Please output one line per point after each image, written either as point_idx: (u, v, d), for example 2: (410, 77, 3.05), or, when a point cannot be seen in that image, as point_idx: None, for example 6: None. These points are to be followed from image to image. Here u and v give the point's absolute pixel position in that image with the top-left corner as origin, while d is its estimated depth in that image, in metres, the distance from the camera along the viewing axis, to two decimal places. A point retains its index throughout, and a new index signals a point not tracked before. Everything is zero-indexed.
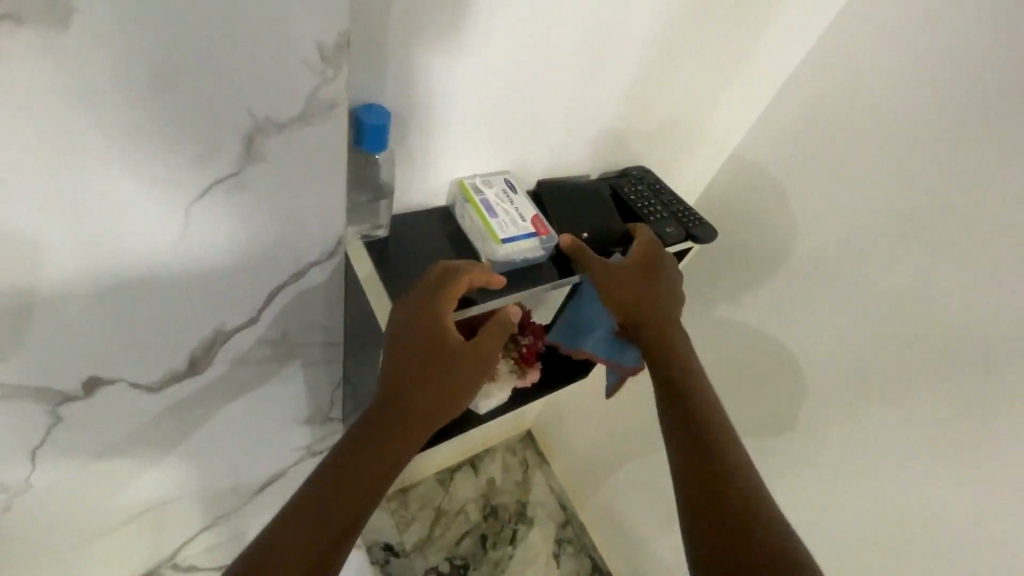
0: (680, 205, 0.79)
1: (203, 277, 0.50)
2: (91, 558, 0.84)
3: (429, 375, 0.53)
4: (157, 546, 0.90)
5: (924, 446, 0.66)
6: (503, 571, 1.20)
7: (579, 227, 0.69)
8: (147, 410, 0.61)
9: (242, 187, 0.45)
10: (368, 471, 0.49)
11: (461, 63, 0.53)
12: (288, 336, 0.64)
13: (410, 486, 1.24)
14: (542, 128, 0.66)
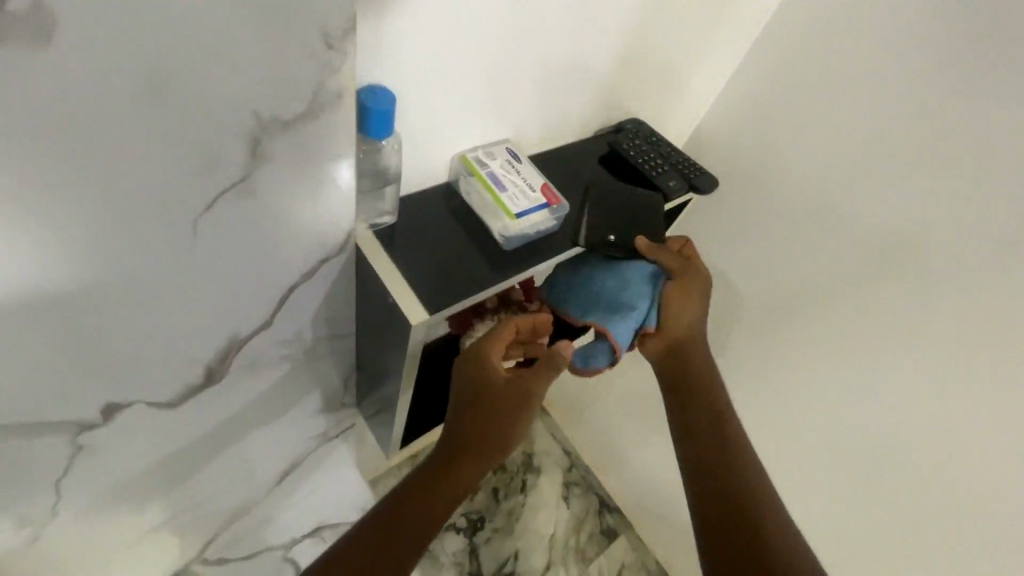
0: (678, 156, 0.78)
1: (215, 289, 0.48)
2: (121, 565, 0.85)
3: (482, 412, 0.56)
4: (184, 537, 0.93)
5: None
6: (518, 519, 1.23)
7: (602, 228, 0.65)
8: (167, 424, 0.60)
9: (249, 193, 0.43)
10: (427, 498, 0.56)
11: (462, 59, 0.51)
12: (301, 334, 0.63)
13: (419, 451, 1.24)
14: (540, 107, 0.65)
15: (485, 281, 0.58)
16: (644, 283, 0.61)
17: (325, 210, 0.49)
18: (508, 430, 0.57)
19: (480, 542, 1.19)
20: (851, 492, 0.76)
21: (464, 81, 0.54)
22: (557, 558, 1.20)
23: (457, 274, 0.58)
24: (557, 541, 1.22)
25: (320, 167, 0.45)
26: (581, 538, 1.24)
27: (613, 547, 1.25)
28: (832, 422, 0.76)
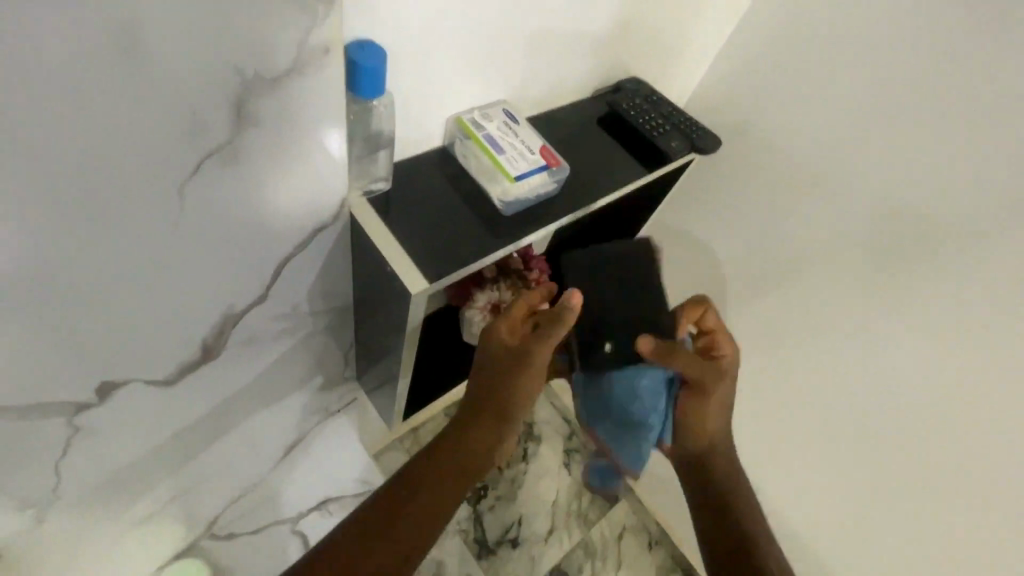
0: (680, 115, 0.76)
1: (207, 263, 0.46)
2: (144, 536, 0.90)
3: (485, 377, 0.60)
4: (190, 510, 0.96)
5: None
6: (521, 486, 1.24)
7: (602, 338, 0.64)
8: (164, 406, 0.59)
9: (235, 158, 0.40)
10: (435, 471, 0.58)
11: (458, 61, 0.52)
12: (298, 308, 0.61)
13: (421, 424, 1.26)
14: (530, 93, 0.65)
15: (486, 248, 0.57)
16: (659, 402, 0.63)
17: (318, 175, 0.47)
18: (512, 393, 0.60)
19: (484, 509, 1.20)
20: (849, 457, 0.77)
21: (459, 80, 0.55)
22: (560, 523, 1.23)
23: (456, 243, 0.56)
24: (559, 506, 1.24)
25: (309, 128, 0.43)
26: (583, 503, 1.26)
27: (614, 510, 1.27)
28: (833, 385, 0.76)
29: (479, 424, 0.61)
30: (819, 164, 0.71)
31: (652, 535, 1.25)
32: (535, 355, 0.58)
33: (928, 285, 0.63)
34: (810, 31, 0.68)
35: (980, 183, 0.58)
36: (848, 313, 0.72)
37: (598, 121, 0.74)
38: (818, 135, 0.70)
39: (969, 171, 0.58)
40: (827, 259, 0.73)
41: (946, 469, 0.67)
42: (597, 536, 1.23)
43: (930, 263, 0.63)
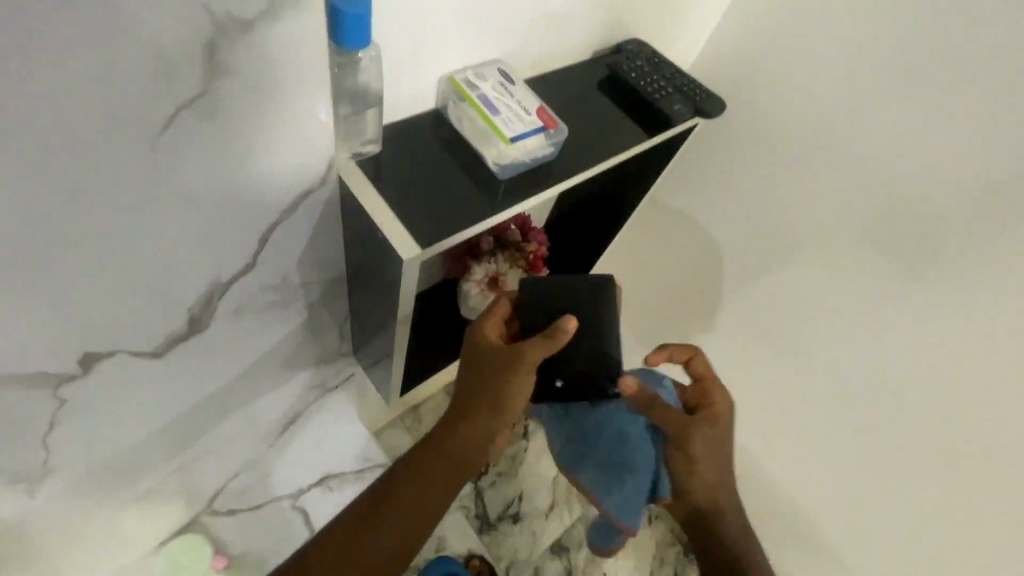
0: (683, 78, 0.73)
1: (188, 225, 0.44)
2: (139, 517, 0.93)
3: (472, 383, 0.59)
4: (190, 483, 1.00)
5: (921, 293, 0.69)
6: (522, 463, 1.24)
7: (552, 373, 0.62)
8: (154, 377, 0.58)
9: (212, 111, 0.38)
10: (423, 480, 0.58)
11: (453, 24, 0.50)
12: (288, 279, 0.60)
13: (422, 402, 1.26)
14: (524, 59, 0.62)
15: (482, 214, 0.55)
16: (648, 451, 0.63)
17: (299, 134, 0.46)
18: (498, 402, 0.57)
19: (484, 486, 1.20)
20: (849, 426, 0.80)
21: (452, 44, 0.52)
22: (560, 498, 1.23)
23: (451, 208, 0.54)
24: (559, 482, 1.24)
25: (290, 83, 0.41)
26: None
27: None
28: (839, 356, 0.79)
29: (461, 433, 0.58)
30: (831, 137, 0.73)
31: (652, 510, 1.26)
32: (525, 358, 0.56)
33: (929, 277, 0.68)
34: (842, 2, 0.67)
35: (992, 175, 0.61)
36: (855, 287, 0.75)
37: (598, 84, 0.71)
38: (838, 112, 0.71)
39: (985, 165, 0.61)
40: (837, 234, 0.75)
41: (938, 449, 0.72)
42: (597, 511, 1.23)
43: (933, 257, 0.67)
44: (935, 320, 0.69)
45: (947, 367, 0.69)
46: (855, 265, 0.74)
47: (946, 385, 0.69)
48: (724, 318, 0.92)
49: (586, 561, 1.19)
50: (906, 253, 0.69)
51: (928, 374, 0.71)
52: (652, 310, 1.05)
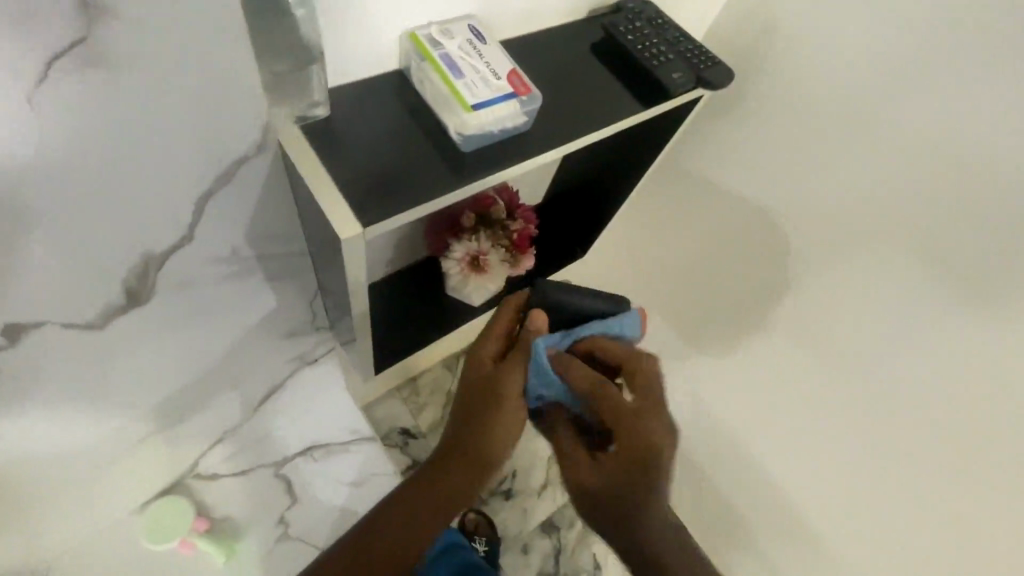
0: (688, 42, 0.65)
1: (100, 193, 0.41)
2: (117, 477, 0.93)
3: (471, 408, 0.62)
4: (176, 449, 0.99)
5: (943, 291, 0.62)
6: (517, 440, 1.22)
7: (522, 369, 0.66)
8: (98, 350, 0.55)
9: (100, 65, 0.34)
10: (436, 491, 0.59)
11: None
12: (239, 251, 0.56)
13: (419, 374, 1.28)
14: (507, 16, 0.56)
15: (438, 189, 0.49)
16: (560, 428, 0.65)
17: (226, 99, 0.41)
18: (493, 423, 0.61)
19: None
20: (853, 433, 0.74)
21: None
22: (553, 479, 1.20)
23: (403, 182, 0.49)
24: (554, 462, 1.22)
25: (203, 44, 0.37)
26: None
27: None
28: (843, 357, 0.73)
29: (463, 457, 0.60)
30: (844, 123, 0.67)
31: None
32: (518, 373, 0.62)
33: (936, 281, 0.62)
34: None
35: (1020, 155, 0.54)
36: (860, 285, 0.70)
37: (592, 47, 0.64)
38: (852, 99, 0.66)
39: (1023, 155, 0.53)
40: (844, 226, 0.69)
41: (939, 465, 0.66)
42: None
43: (939, 261, 0.62)
44: (935, 329, 0.63)
45: (943, 381, 0.64)
46: (867, 262, 0.68)
47: (945, 401, 0.64)
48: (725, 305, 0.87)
49: (574, 544, 1.16)
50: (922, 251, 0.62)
51: (925, 385, 0.66)
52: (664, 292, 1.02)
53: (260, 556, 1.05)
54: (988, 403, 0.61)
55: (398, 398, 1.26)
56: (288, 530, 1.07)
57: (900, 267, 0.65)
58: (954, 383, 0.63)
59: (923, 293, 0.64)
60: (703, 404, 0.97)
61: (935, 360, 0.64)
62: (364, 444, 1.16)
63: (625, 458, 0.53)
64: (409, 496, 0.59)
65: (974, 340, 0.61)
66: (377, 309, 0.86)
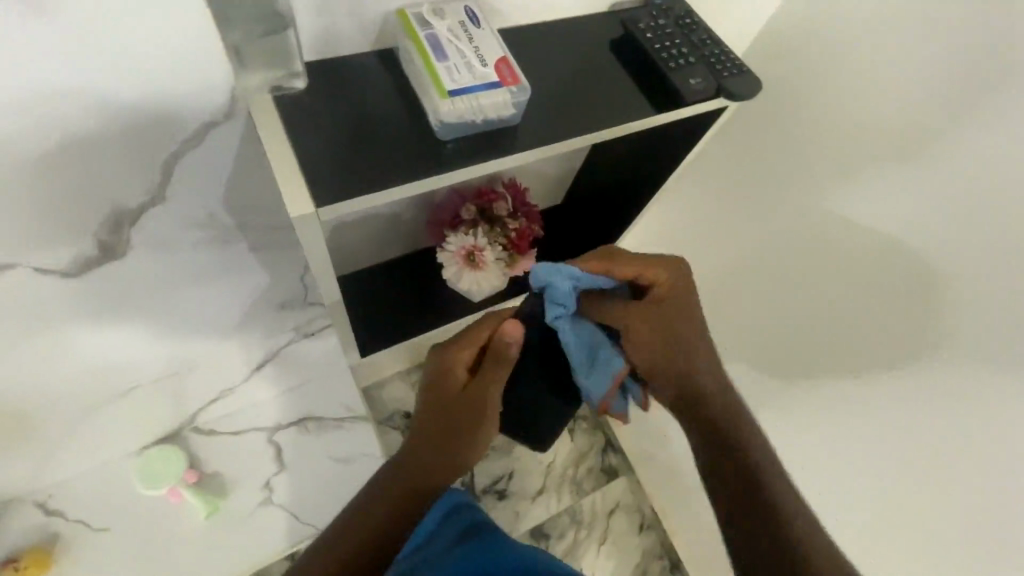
0: (716, 46, 0.60)
1: (57, 145, 0.42)
2: (119, 420, 0.97)
3: (452, 415, 0.61)
4: (177, 403, 1.03)
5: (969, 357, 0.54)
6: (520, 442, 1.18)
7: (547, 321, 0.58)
8: (76, 297, 0.58)
9: (45, 19, 0.34)
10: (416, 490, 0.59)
11: None
12: (216, 218, 0.57)
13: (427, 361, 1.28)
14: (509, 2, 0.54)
15: (403, 176, 0.47)
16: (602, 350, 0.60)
17: (182, 63, 0.41)
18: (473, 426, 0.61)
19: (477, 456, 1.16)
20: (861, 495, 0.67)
21: None
22: (551, 485, 1.17)
23: (367, 166, 0.46)
24: (553, 470, 1.19)
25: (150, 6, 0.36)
26: (579, 471, 1.20)
27: (611, 485, 1.20)
28: (854, 408, 0.66)
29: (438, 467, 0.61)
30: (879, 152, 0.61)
31: (644, 518, 1.18)
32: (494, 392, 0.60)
33: (956, 342, 0.54)
34: None
35: None
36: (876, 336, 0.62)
37: (609, 43, 0.60)
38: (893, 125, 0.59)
39: None
40: (864, 268, 0.62)
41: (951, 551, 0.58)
42: (586, 506, 1.17)
43: (966, 320, 0.53)
44: (952, 396, 0.56)
45: (958, 455, 0.56)
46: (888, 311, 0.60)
47: (960, 479, 0.56)
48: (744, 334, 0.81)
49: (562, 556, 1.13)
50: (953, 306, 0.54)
51: (939, 455, 0.58)
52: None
53: (242, 516, 1.07)
54: (1011, 486, 0.52)
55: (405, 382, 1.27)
56: (271, 497, 1.09)
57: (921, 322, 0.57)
58: (973, 458, 0.55)
59: (946, 356, 0.56)
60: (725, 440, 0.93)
61: (953, 426, 0.56)
62: (360, 423, 1.16)
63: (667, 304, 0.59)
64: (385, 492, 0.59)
65: (994, 414, 0.53)
66: (375, 293, 0.86)
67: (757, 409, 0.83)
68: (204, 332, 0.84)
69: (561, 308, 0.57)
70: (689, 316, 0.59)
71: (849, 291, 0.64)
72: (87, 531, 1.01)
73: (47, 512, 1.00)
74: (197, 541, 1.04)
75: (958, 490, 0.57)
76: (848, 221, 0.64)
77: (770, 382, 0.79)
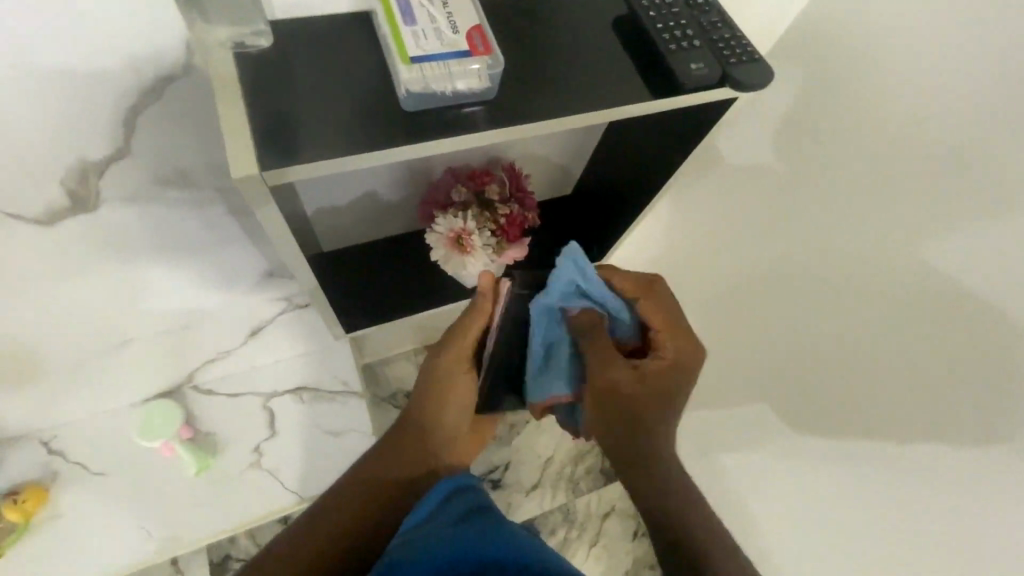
0: (724, 29, 0.55)
1: (9, 88, 0.43)
2: (120, 373, 1.00)
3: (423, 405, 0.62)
4: (177, 363, 1.05)
5: (982, 393, 0.48)
6: (520, 433, 1.17)
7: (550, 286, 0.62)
8: (52, 240, 0.60)
9: None
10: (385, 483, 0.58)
11: None
12: (188, 176, 0.57)
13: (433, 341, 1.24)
14: None
15: (364, 147, 0.45)
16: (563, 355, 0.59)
17: (123, 8, 0.41)
18: (441, 395, 0.62)
19: None
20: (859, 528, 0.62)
21: None
22: (546, 481, 1.15)
23: (326, 135, 0.45)
24: (551, 465, 1.16)
25: None
26: (577, 470, 1.16)
27: (610, 487, 1.16)
28: (851, 436, 0.61)
29: (411, 453, 0.60)
30: (899, 157, 0.54)
31: (640, 525, 1.14)
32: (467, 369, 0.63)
33: (966, 375, 0.49)
34: None
35: None
36: (878, 360, 0.56)
37: (611, 20, 0.55)
38: (919, 128, 0.53)
39: None
40: (875, 288, 0.56)
41: None
42: (580, 506, 1.14)
43: (975, 353, 0.48)
44: (948, 430, 0.51)
45: (959, 499, 0.51)
46: (894, 334, 0.55)
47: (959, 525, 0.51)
48: (746, 344, 0.76)
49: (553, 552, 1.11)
50: (968, 335, 0.48)
51: (939, 496, 0.53)
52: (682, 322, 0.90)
53: (228, 477, 1.09)
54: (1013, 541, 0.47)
55: (409, 361, 1.23)
56: (261, 460, 1.11)
57: (927, 350, 0.52)
58: (977, 506, 0.50)
59: (951, 389, 0.50)
60: (723, 459, 0.88)
61: (955, 470, 0.51)
62: (356, 398, 1.17)
63: (659, 372, 0.54)
64: (359, 491, 0.58)
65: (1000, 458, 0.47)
66: (367, 268, 0.85)
67: (756, 426, 0.78)
68: (194, 294, 0.85)
69: (547, 295, 0.56)
70: (680, 392, 0.55)
71: (853, 312, 0.59)
72: (85, 474, 1.05)
73: (50, 451, 1.05)
74: (185, 496, 1.07)
75: (956, 537, 0.52)
76: (860, 233, 0.58)
77: (767, 399, 0.74)
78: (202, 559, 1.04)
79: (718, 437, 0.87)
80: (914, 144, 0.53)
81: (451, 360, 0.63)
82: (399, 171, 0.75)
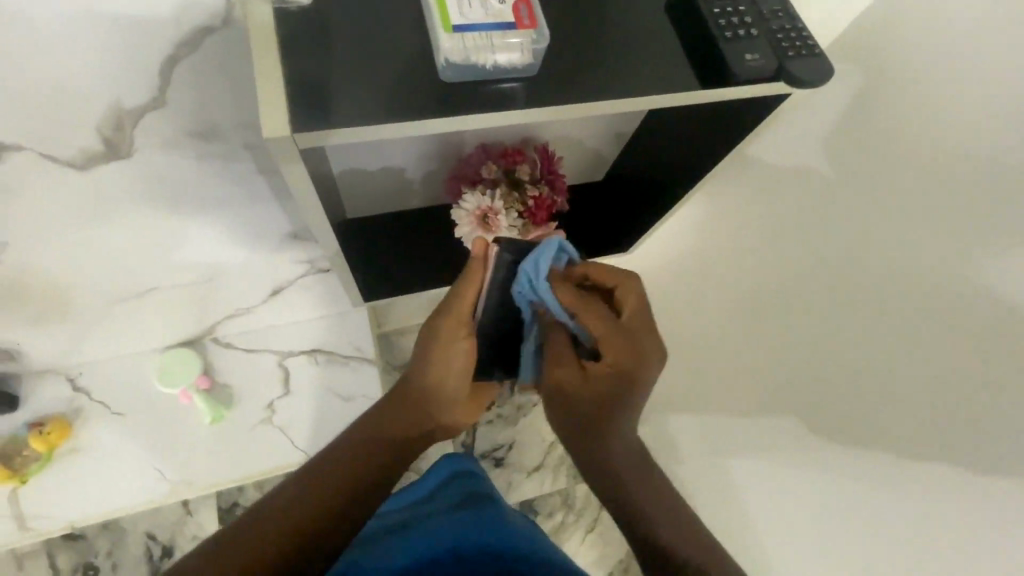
0: (786, 19, 0.51)
1: (51, 30, 0.43)
2: (143, 319, 1.02)
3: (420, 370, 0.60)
4: (199, 315, 1.07)
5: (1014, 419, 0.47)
6: (526, 415, 1.17)
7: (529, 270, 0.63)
8: (84, 184, 0.60)
9: None
10: (382, 449, 0.56)
11: None
12: (220, 130, 0.57)
13: None
14: None
15: (395, 116, 0.43)
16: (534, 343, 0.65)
17: None
18: (439, 362, 0.60)
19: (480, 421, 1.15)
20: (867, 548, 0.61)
21: None
22: (549, 464, 1.15)
23: (359, 100, 0.43)
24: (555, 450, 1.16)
25: None
26: None
27: None
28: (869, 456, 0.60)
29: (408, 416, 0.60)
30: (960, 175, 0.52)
31: None
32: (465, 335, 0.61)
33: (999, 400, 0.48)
34: None
35: None
36: (904, 380, 0.55)
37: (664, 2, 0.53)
38: (985, 150, 0.51)
39: None
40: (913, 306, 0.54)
41: None
42: (580, 493, 1.14)
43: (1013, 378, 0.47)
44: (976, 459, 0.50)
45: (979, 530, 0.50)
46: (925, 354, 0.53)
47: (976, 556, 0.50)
48: (767, 351, 0.74)
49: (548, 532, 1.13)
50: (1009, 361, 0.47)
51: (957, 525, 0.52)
52: (699, 321, 0.88)
53: (241, 429, 1.12)
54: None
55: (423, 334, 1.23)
56: (272, 416, 1.13)
57: (963, 374, 0.50)
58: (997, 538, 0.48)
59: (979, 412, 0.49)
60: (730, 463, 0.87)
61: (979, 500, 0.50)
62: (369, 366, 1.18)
63: (600, 376, 0.55)
64: (355, 452, 0.55)
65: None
66: (389, 239, 0.85)
67: (769, 434, 0.76)
68: (217, 248, 0.85)
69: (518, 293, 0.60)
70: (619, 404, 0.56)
71: (885, 329, 0.57)
72: (107, 413, 1.09)
73: (75, 388, 1.09)
74: (198, 443, 1.10)
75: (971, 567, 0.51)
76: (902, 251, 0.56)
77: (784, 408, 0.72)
78: (211, 502, 1.09)
79: (722, 441, 0.86)
80: (981, 165, 0.51)
81: (446, 328, 0.60)
82: (430, 143, 0.73)
